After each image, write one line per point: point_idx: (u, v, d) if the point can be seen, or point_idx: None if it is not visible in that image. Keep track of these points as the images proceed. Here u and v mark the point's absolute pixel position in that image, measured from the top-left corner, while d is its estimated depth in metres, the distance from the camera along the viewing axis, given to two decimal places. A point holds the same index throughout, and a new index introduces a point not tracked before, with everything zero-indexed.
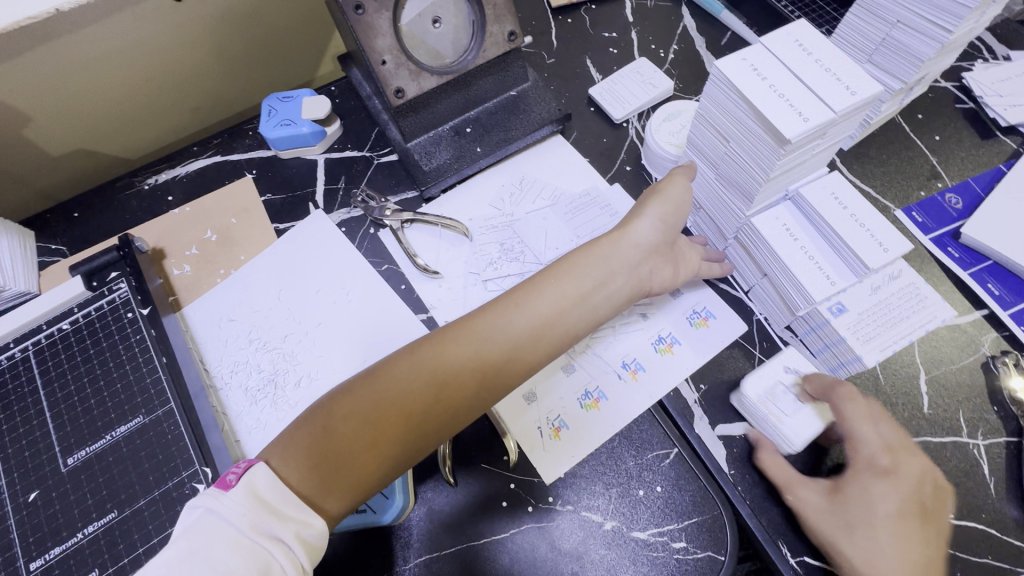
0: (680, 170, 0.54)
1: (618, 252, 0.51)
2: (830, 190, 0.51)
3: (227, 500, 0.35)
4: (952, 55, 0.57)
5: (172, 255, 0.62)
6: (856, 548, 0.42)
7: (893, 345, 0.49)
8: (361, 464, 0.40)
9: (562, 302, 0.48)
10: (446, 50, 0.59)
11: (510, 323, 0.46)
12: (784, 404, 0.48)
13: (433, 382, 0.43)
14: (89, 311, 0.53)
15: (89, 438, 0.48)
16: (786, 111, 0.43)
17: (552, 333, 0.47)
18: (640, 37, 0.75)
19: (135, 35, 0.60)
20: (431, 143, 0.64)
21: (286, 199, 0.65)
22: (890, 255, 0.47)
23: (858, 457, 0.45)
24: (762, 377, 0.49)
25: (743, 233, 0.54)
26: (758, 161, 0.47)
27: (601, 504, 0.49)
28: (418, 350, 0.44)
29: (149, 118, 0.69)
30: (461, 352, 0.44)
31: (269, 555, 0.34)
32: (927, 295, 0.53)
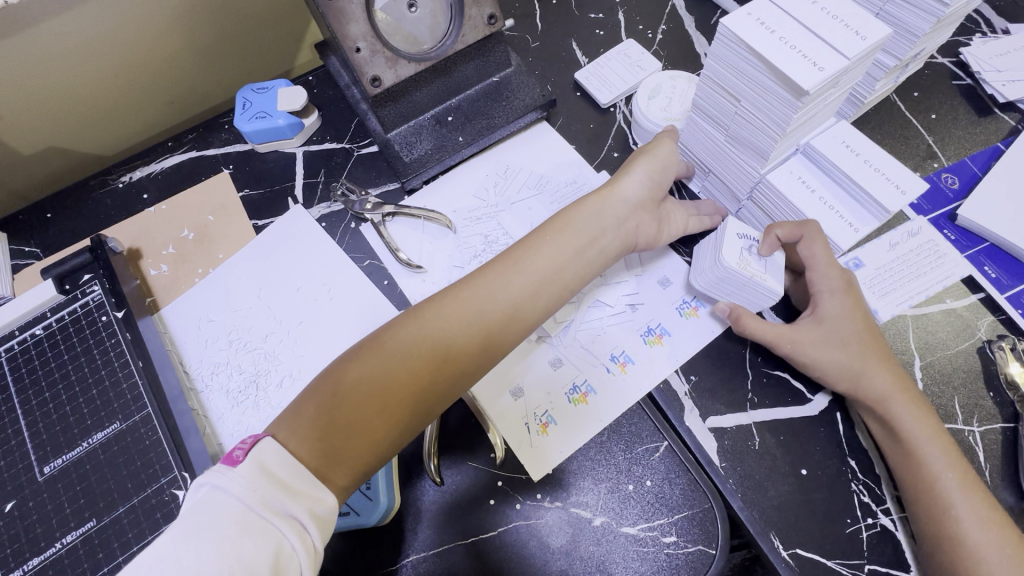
0: (665, 135, 0.56)
1: (608, 207, 0.52)
2: (840, 139, 0.50)
3: (237, 477, 0.34)
4: (950, 29, 0.55)
5: (149, 255, 0.60)
6: (849, 357, 0.47)
7: (908, 301, 0.53)
8: (371, 430, 0.40)
9: (556, 261, 0.49)
10: (424, 35, 0.57)
11: (506, 287, 0.47)
12: (756, 262, 0.49)
13: (434, 347, 0.43)
14: (62, 316, 0.52)
15: (64, 446, 0.47)
16: (801, 62, 0.42)
17: (548, 292, 0.48)
18: (627, 17, 0.72)
19: (100, 26, 0.58)
20: (412, 133, 0.62)
21: (264, 194, 0.64)
22: (909, 198, 0.47)
23: (826, 285, 0.49)
24: (729, 244, 0.49)
25: (758, 193, 0.53)
26: (771, 117, 0.45)
27: (591, 500, 0.48)
28: (416, 317, 0.45)
29: (122, 115, 0.67)
30: (460, 316, 0.45)
31: (280, 534, 0.32)
32: (946, 253, 0.54)
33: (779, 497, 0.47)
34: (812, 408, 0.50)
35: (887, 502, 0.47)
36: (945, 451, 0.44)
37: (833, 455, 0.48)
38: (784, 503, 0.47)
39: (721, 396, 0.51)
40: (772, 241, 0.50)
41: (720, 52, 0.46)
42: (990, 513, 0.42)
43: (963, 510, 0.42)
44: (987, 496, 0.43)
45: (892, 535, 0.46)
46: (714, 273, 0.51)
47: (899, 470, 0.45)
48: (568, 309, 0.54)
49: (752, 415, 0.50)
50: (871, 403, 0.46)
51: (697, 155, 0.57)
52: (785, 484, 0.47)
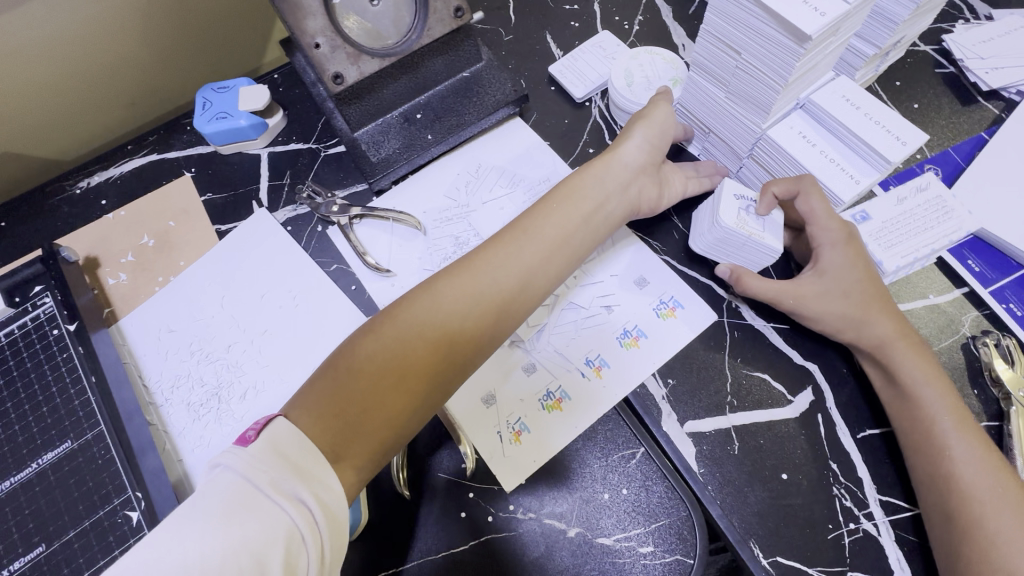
0: (661, 97, 0.55)
1: (613, 171, 0.51)
2: (840, 94, 0.49)
3: (248, 457, 0.34)
4: (930, 14, 0.54)
5: (107, 264, 0.58)
6: (849, 307, 0.47)
7: (916, 255, 0.48)
8: (387, 405, 0.39)
9: (564, 228, 0.48)
10: (387, 30, 0.55)
11: (518, 259, 0.46)
12: (753, 221, 0.49)
13: (451, 320, 0.42)
14: (12, 330, 0.49)
15: (13, 467, 0.45)
16: (801, 8, 0.41)
17: (557, 262, 0.48)
18: (602, 8, 0.70)
19: (49, 26, 0.55)
20: (379, 132, 0.60)
21: (227, 198, 0.61)
22: (910, 148, 0.46)
23: (825, 237, 0.48)
24: (727, 205, 0.50)
25: (759, 149, 0.52)
26: (775, 68, 0.45)
27: (565, 510, 0.46)
28: (428, 290, 0.43)
29: (80, 117, 0.65)
30: (473, 288, 0.44)
31: (288, 517, 0.32)
32: (953, 207, 0.50)
33: (759, 504, 0.46)
34: (792, 410, 0.48)
35: (869, 507, 0.45)
36: (945, 397, 0.44)
37: (814, 459, 0.47)
38: (764, 510, 0.45)
39: (700, 398, 0.49)
40: (770, 199, 0.49)
41: (723, 4, 0.45)
42: (990, 456, 0.42)
43: (958, 449, 0.42)
44: (985, 440, 0.43)
45: (874, 540, 0.44)
46: (712, 235, 0.51)
47: (895, 416, 0.45)
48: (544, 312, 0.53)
49: (731, 419, 0.48)
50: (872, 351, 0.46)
51: (696, 115, 0.57)
52: (764, 490, 0.46)
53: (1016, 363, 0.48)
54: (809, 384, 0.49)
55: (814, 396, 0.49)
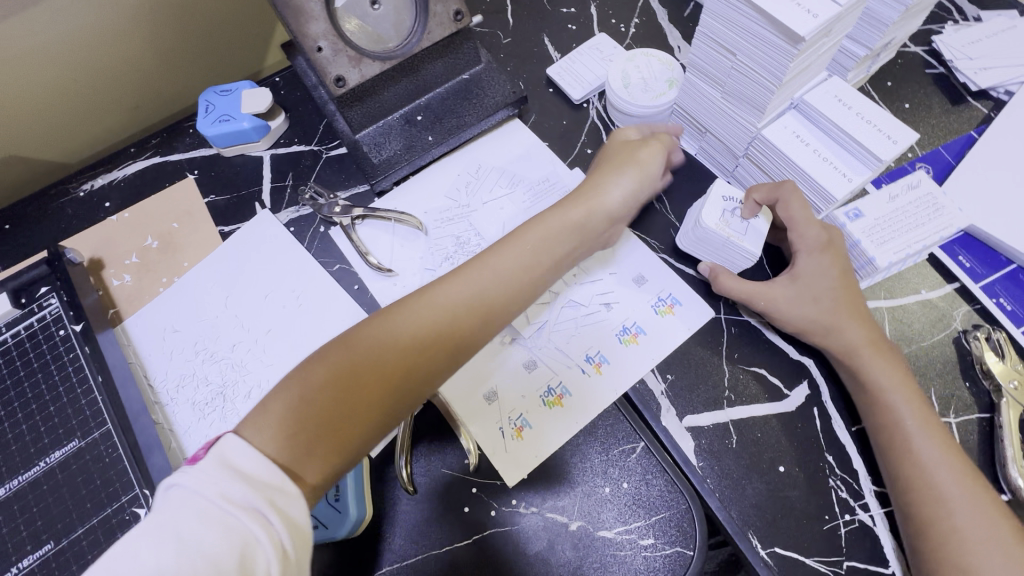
0: (657, 141, 0.54)
1: (591, 221, 0.51)
2: (834, 94, 0.50)
3: (197, 473, 0.32)
4: (920, 17, 0.55)
5: (112, 265, 0.59)
6: (820, 312, 0.48)
7: (909, 251, 0.49)
8: (345, 424, 0.38)
9: (534, 262, 0.48)
10: (388, 33, 0.56)
11: (489, 283, 0.46)
12: (735, 223, 0.51)
13: (417, 342, 0.42)
14: (18, 331, 0.50)
15: (21, 466, 0.45)
16: (794, 9, 0.42)
17: (525, 281, 0.47)
18: (599, 11, 0.71)
19: (53, 31, 0.56)
20: (380, 133, 0.61)
21: (230, 199, 0.62)
22: (900, 147, 0.47)
23: (802, 242, 0.49)
24: (712, 205, 0.51)
25: (755, 148, 0.53)
26: (770, 68, 0.46)
27: (566, 504, 0.47)
28: (395, 311, 0.43)
29: (84, 120, 0.65)
30: (441, 310, 0.43)
31: (244, 527, 0.30)
32: (944, 205, 0.51)
33: (757, 496, 0.46)
34: (789, 403, 0.49)
35: (865, 497, 0.46)
36: (914, 405, 0.45)
37: (810, 452, 0.48)
38: (762, 502, 0.46)
39: (698, 393, 0.50)
40: (753, 203, 0.50)
41: (719, 6, 0.47)
42: (958, 463, 0.43)
43: (925, 452, 0.43)
44: (954, 446, 0.44)
45: (870, 530, 0.45)
46: (694, 233, 0.52)
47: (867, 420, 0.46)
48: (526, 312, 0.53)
49: (729, 413, 0.49)
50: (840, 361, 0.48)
51: (693, 115, 0.58)
52: (762, 482, 0.47)
53: (1006, 357, 0.49)
54: (804, 379, 0.50)
55: (810, 390, 0.50)
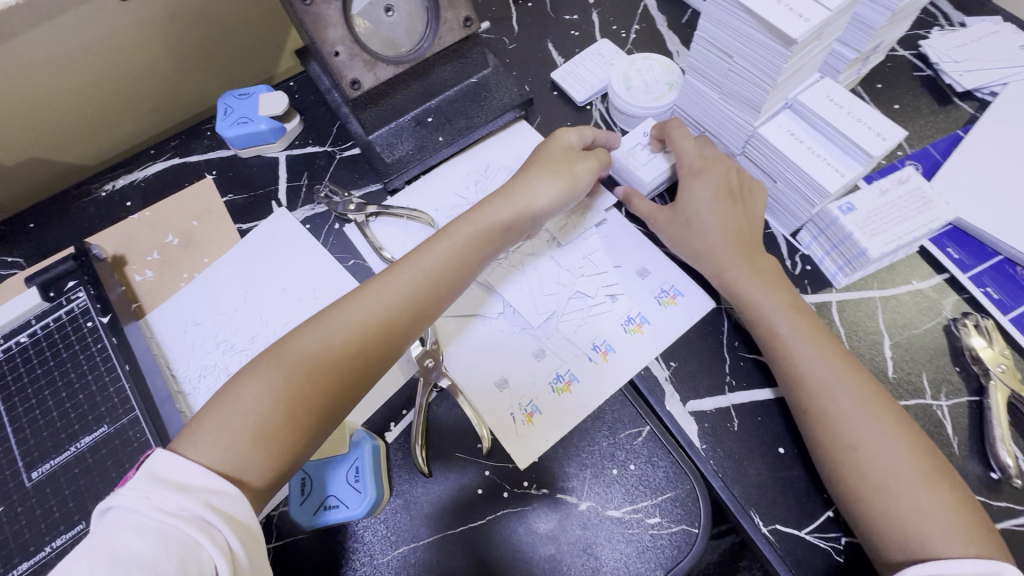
0: (592, 155, 0.56)
1: (520, 222, 0.53)
2: (826, 94, 0.53)
3: (128, 492, 0.34)
4: (906, 22, 0.58)
5: (134, 262, 0.61)
6: (693, 240, 0.55)
7: (899, 241, 0.51)
8: (281, 433, 0.39)
9: (456, 256, 0.49)
10: (401, 39, 0.58)
11: (411, 286, 0.47)
12: (641, 155, 0.59)
13: (345, 350, 0.43)
14: (48, 323, 0.52)
15: (52, 451, 0.47)
16: (786, 14, 0.44)
17: (451, 282, 0.48)
18: (601, 18, 0.74)
19: (80, 37, 0.58)
20: (392, 134, 0.63)
21: (248, 198, 0.64)
22: (888, 143, 0.49)
23: (681, 167, 0.56)
24: (629, 137, 0.60)
25: (752, 145, 0.55)
26: (764, 69, 0.48)
27: (576, 485, 0.49)
28: (319, 322, 0.44)
29: (106, 124, 0.68)
30: (365, 317, 0.44)
31: (181, 532, 0.33)
32: (932, 199, 0.53)
33: (758, 476, 0.49)
34: None
35: None
36: (818, 349, 0.48)
37: None
38: (763, 482, 0.48)
39: (701, 379, 0.52)
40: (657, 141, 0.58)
41: (716, 12, 0.49)
42: (870, 399, 0.45)
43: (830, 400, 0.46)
44: (862, 395, 0.46)
45: None
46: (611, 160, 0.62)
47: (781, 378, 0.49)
48: (504, 273, 0.57)
49: (730, 398, 0.51)
50: (737, 305, 0.52)
51: (692, 116, 0.60)
52: (763, 463, 0.49)
53: (993, 342, 0.51)
54: None
55: None
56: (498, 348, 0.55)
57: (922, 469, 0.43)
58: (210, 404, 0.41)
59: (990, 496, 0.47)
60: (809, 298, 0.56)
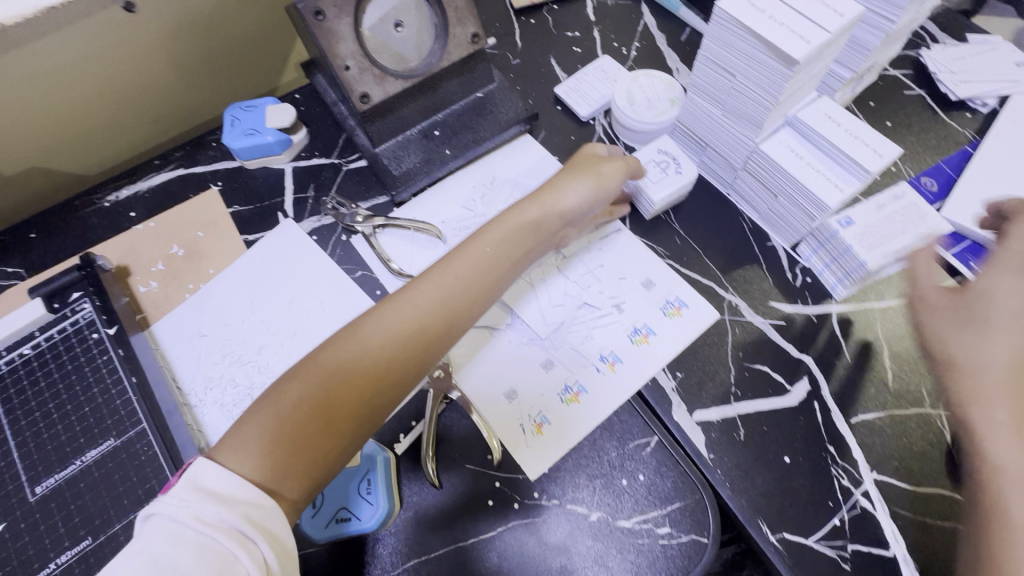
0: (617, 159, 0.57)
1: (546, 222, 0.53)
2: (824, 112, 0.54)
3: (171, 498, 0.34)
4: (897, 45, 0.61)
5: (138, 273, 0.60)
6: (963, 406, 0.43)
7: (896, 254, 0.53)
8: (318, 444, 0.40)
9: (489, 263, 0.49)
10: (410, 54, 0.59)
11: (444, 293, 0.47)
12: (653, 170, 0.60)
13: (381, 358, 0.43)
14: (52, 334, 0.51)
15: (57, 465, 0.47)
16: (788, 36, 0.46)
17: (483, 290, 0.49)
18: (602, 35, 0.76)
19: (89, 50, 0.58)
20: (399, 148, 0.63)
21: (254, 209, 0.64)
22: (886, 160, 0.51)
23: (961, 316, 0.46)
24: (643, 153, 0.61)
25: (752, 162, 0.57)
26: (767, 88, 0.50)
27: (585, 496, 0.49)
28: (356, 329, 0.44)
29: (112, 135, 0.67)
30: (400, 324, 0.44)
31: (217, 544, 0.33)
32: (926, 213, 0.55)
33: (765, 484, 0.49)
34: (791, 398, 0.53)
35: (864, 484, 0.49)
36: None
37: (814, 442, 0.51)
38: (769, 490, 0.49)
39: (706, 389, 0.53)
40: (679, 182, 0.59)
41: (719, 32, 0.51)
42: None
43: None
44: None
45: (870, 515, 0.48)
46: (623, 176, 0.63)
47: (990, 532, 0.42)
48: (517, 290, 0.57)
49: (736, 408, 0.52)
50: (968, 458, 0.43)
51: (694, 131, 0.62)
52: (769, 472, 0.50)
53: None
54: (805, 375, 0.54)
55: (810, 386, 0.53)
56: (513, 359, 0.55)
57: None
58: (247, 414, 0.40)
59: None
60: (810, 309, 0.57)
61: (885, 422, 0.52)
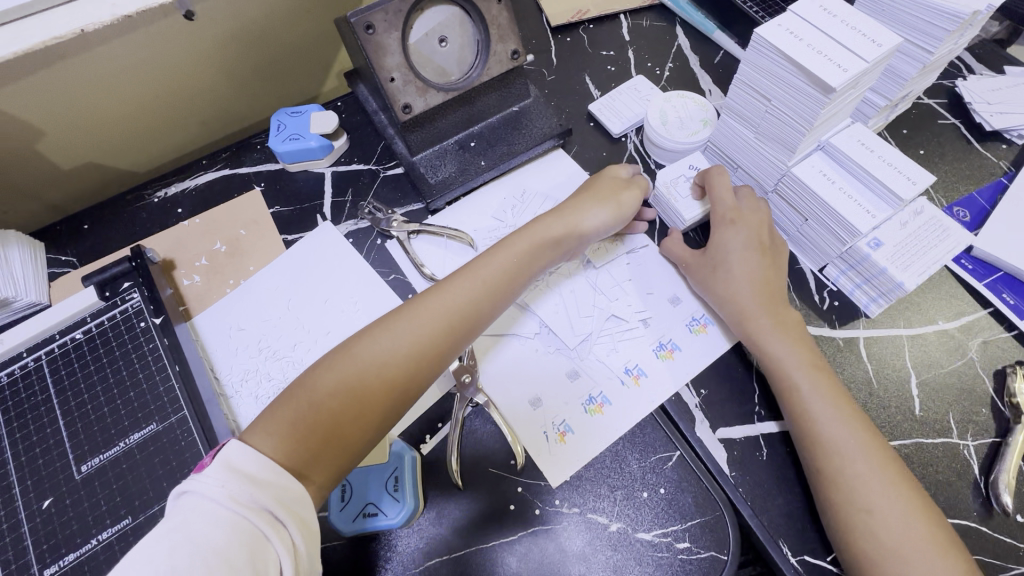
0: (634, 185, 0.59)
1: (568, 235, 0.55)
2: (857, 138, 0.55)
3: (204, 478, 0.35)
4: (934, 75, 0.61)
5: (182, 266, 0.63)
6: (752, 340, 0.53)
7: (929, 271, 0.53)
8: (348, 432, 0.41)
9: (515, 269, 0.51)
10: (452, 67, 0.62)
11: (472, 295, 0.49)
12: (682, 186, 0.61)
13: (410, 353, 0.45)
14: (102, 321, 0.54)
15: (102, 446, 0.49)
16: (826, 64, 0.47)
17: (508, 293, 0.51)
18: (636, 55, 0.78)
19: (150, 54, 0.61)
20: (436, 157, 0.66)
21: (294, 211, 0.67)
22: (918, 187, 0.51)
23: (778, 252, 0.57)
24: (675, 168, 0.63)
25: (784, 184, 0.58)
26: (801, 113, 0.51)
27: (606, 506, 0.50)
28: (387, 325, 0.46)
29: (164, 134, 0.71)
30: (430, 321, 0.46)
31: (252, 525, 0.34)
32: (953, 231, 0.55)
33: (787, 505, 0.49)
34: None
35: None
36: (868, 463, 0.45)
37: None
38: (792, 511, 0.49)
39: (730, 408, 0.54)
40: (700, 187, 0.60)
41: (756, 58, 0.52)
42: (882, 467, 0.45)
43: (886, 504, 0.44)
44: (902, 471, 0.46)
45: None
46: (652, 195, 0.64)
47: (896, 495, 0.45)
48: (548, 301, 0.59)
49: (759, 427, 0.53)
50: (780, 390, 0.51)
51: (726, 151, 0.63)
52: (792, 494, 0.50)
53: None
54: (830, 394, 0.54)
55: None
56: (536, 369, 0.56)
57: (879, 460, 0.46)
58: (282, 401, 0.42)
59: (1014, 536, 0.48)
60: (836, 332, 0.57)
61: (912, 451, 0.51)
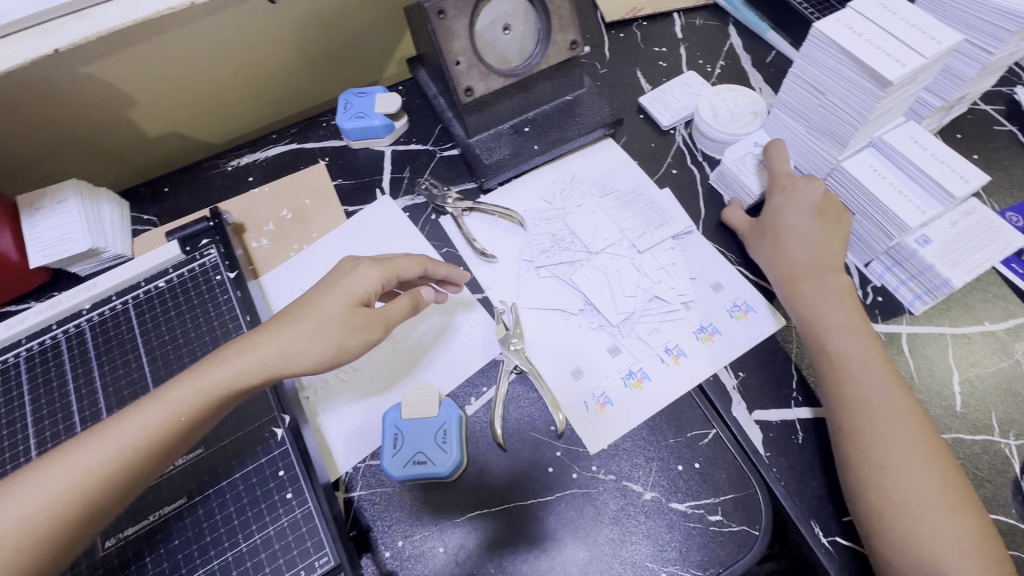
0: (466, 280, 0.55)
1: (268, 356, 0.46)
2: (910, 136, 0.56)
3: None
4: (993, 78, 0.62)
5: (252, 229, 0.68)
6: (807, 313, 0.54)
7: (977, 269, 0.53)
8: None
9: (232, 381, 0.45)
10: (513, 55, 0.65)
11: (150, 415, 0.42)
12: (750, 162, 0.64)
13: (88, 473, 0.40)
14: (183, 272, 0.59)
15: None
16: (884, 59, 0.48)
17: (197, 413, 0.44)
18: (688, 52, 0.80)
19: (235, 33, 0.66)
20: (491, 140, 0.69)
21: (355, 184, 0.71)
22: (970, 185, 0.52)
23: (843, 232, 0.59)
24: (740, 146, 0.66)
25: (833, 178, 0.59)
26: (856, 107, 0.52)
27: (642, 476, 0.52)
28: (97, 432, 0.41)
29: (237, 110, 0.76)
30: (120, 437, 0.41)
31: None
32: (1004, 232, 0.56)
33: (821, 489, 0.50)
34: None
35: None
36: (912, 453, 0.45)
37: None
38: (826, 494, 0.50)
39: (769, 392, 0.55)
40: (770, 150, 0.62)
41: (814, 53, 0.54)
42: (932, 461, 0.45)
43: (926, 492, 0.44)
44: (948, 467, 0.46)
45: None
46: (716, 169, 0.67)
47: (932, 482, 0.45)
48: (593, 280, 0.61)
49: (797, 412, 0.54)
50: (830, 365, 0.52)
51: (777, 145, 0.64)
52: (826, 477, 0.51)
53: None
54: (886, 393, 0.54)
55: None
56: (579, 344, 0.58)
57: (927, 445, 0.46)
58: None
59: None
60: (879, 327, 0.58)
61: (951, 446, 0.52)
